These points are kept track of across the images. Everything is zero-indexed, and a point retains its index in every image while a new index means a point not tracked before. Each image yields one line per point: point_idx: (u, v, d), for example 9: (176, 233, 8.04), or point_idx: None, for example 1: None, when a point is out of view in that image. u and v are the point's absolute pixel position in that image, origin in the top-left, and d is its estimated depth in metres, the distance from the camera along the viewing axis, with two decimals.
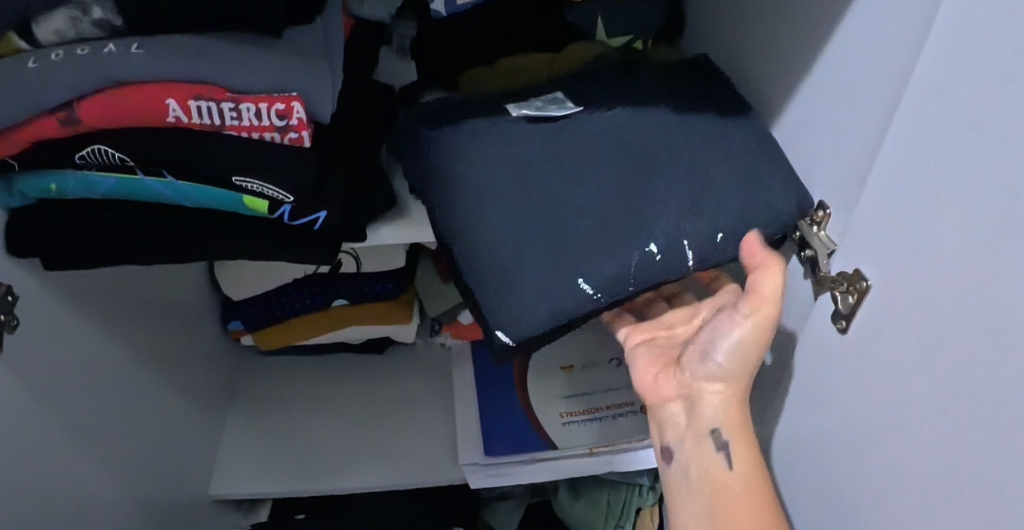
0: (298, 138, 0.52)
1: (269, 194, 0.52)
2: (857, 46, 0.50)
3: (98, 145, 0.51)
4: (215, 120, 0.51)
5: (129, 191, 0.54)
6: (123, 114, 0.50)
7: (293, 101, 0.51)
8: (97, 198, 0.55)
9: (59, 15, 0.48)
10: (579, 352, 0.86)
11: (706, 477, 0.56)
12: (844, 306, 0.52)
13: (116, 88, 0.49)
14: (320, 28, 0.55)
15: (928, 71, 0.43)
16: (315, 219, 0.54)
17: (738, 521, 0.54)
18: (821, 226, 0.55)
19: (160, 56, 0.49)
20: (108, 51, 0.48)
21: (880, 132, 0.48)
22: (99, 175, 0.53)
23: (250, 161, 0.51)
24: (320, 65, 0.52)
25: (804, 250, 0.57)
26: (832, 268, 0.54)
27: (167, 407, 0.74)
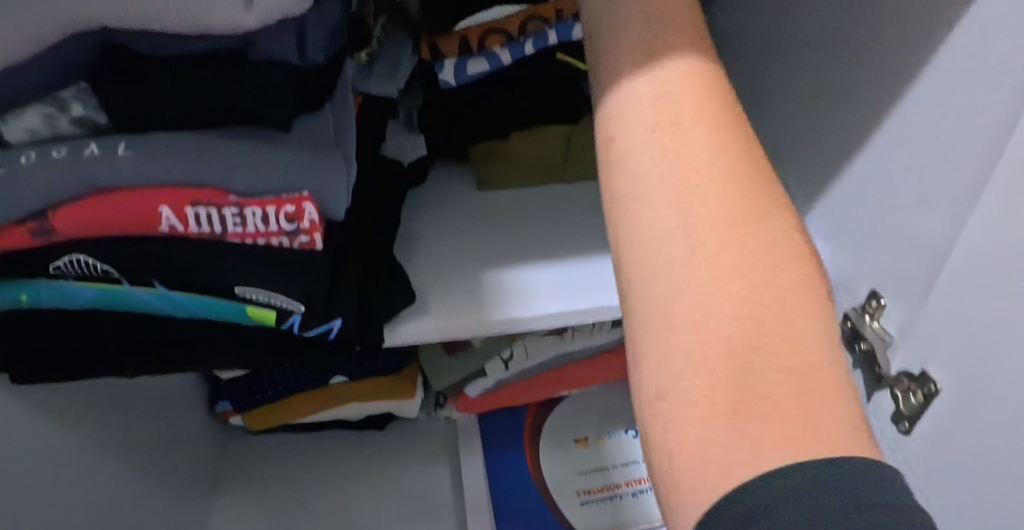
0: (309, 241, 0.47)
1: (276, 304, 0.47)
2: (924, 118, 0.46)
3: (78, 254, 0.45)
4: (216, 228, 0.45)
5: (111, 301, 0.47)
6: (108, 221, 0.44)
7: (305, 202, 0.46)
8: (74, 309, 0.48)
9: (32, 113, 0.43)
10: (594, 424, 0.84)
11: (681, 151, 0.33)
12: (907, 407, 0.50)
13: (97, 192, 0.44)
14: (330, 114, 0.49)
15: (969, 195, 0.43)
16: (330, 328, 0.49)
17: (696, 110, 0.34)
18: (875, 316, 0.53)
19: (151, 157, 0.43)
20: (89, 153, 0.43)
21: (949, 234, 0.45)
22: (77, 285, 0.47)
23: (257, 268, 0.46)
24: (333, 157, 0.47)
25: (856, 343, 0.54)
26: (893, 365, 0.52)
27: (139, 497, 0.67)
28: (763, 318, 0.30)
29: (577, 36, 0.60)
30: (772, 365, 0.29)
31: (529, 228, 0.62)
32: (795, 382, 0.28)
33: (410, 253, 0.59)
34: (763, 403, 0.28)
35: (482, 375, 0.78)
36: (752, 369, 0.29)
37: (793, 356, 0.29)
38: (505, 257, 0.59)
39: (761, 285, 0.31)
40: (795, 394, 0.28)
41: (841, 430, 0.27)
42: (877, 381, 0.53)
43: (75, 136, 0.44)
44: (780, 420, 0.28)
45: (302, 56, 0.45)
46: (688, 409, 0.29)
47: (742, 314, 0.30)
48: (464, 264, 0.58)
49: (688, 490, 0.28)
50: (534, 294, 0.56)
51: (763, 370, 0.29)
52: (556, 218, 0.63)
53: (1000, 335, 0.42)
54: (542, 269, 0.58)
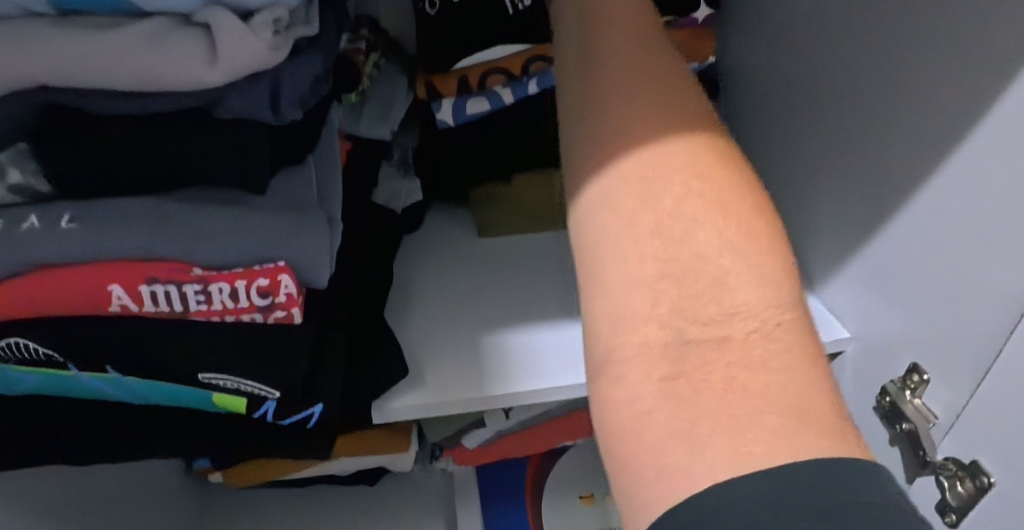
0: (286, 316, 0.42)
1: (246, 391, 0.42)
2: (979, 165, 0.40)
3: (15, 338, 0.40)
4: (176, 307, 0.40)
5: (57, 388, 0.42)
6: (49, 302, 0.39)
7: (281, 273, 0.40)
8: (14, 396, 0.43)
9: None
10: (600, 479, 0.78)
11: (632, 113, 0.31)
12: (953, 497, 0.43)
13: (34, 271, 0.39)
14: (312, 169, 0.44)
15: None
16: (310, 415, 0.44)
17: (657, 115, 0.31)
18: (915, 392, 0.47)
19: (97, 230, 0.38)
20: (27, 227, 0.38)
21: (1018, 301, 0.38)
22: (17, 371, 0.41)
23: (223, 351, 0.41)
24: (315, 220, 0.42)
25: (897, 422, 0.48)
26: (938, 449, 0.45)
27: None
28: (695, 272, 0.27)
29: None
30: (710, 325, 0.26)
31: (534, 285, 0.56)
32: (737, 350, 0.25)
33: (404, 314, 0.53)
34: (698, 371, 0.25)
35: (481, 426, 0.73)
36: (683, 328, 0.26)
37: (734, 317, 0.26)
38: (506, 317, 0.54)
39: (692, 237, 0.28)
40: (738, 363, 0.25)
41: (789, 414, 0.23)
42: (919, 466, 0.46)
43: (14, 204, 0.39)
44: (719, 398, 0.24)
45: (274, 115, 0.39)
46: (617, 381, 0.26)
47: (669, 265, 0.27)
48: (457, 331, 0.52)
49: (629, 483, 0.24)
50: (538, 362, 0.50)
51: (695, 324, 0.26)
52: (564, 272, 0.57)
53: None
54: (545, 331, 0.53)
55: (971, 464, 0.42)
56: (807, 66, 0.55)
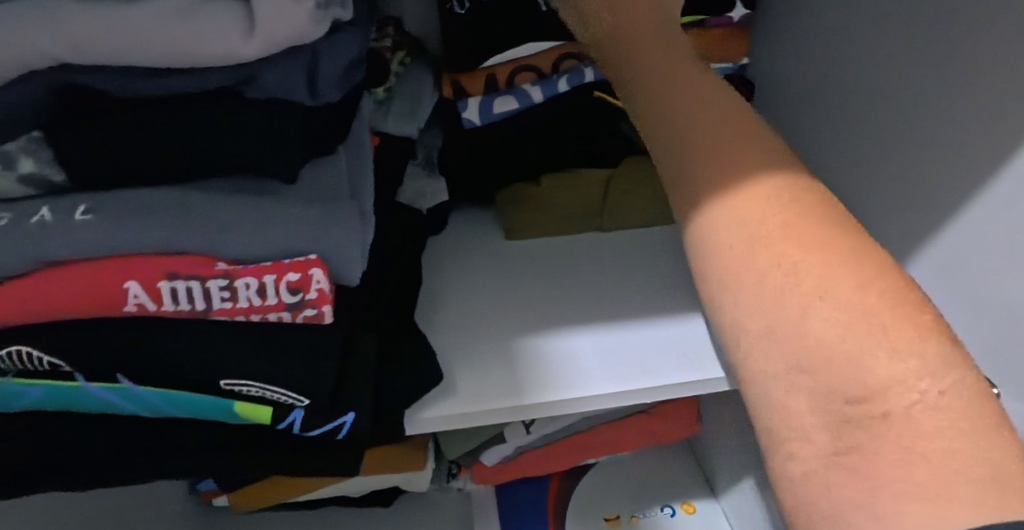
0: (316, 315, 0.38)
1: (272, 398, 0.38)
2: None
3: (19, 346, 0.36)
4: (198, 305, 0.36)
5: (63, 401, 0.39)
6: (57, 303, 0.36)
7: (312, 267, 0.37)
8: (17, 412, 0.39)
9: None
10: (625, 501, 0.75)
11: (754, 210, 0.34)
12: None
13: (45, 270, 0.36)
14: (343, 160, 0.41)
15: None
16: (341, 424, 0.39)
17: (782, 212, 0.33)
18: None
19: (113, 222, 0.35)
20: (38, 220, 0.35)
21: None
22: (20, 384, 0.38)
23: (247, 356, 0.37)
24: (348, 211, 0.39)
25: None
26: None
27: None
28: (827, 361, 0.30)
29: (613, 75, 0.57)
30: (861, 404, 0.29)
31: (569, 291, 0.53)
32: (902, 424, 0.28)
33: (433, 320, 0.50)
34: (869, 437, 0.29)
35: (501, 441, 0.69)
36: (840, 410, 0.30)
37: (887, 390, 0.29)
38: (541, 320, 0.51)
39: (808, 319, 0.31)
40: (909, 432, 0.28)
41: (954, 483, 0.27)
42: None
43: (25, 197, 0.37)
44: (897, 463, 0.28)
45: (312, 95, 0.38)
46: (789, 455, 0.31)
47: (803, 364, 0.31)
48: (493, 335, 0.49)
49: None
50: (582, 368, 0.47)
51: (853, 409, 0.29)
52: (601, 276, 0.55)
53: None
54: (586, 335, 0.50)
55: None
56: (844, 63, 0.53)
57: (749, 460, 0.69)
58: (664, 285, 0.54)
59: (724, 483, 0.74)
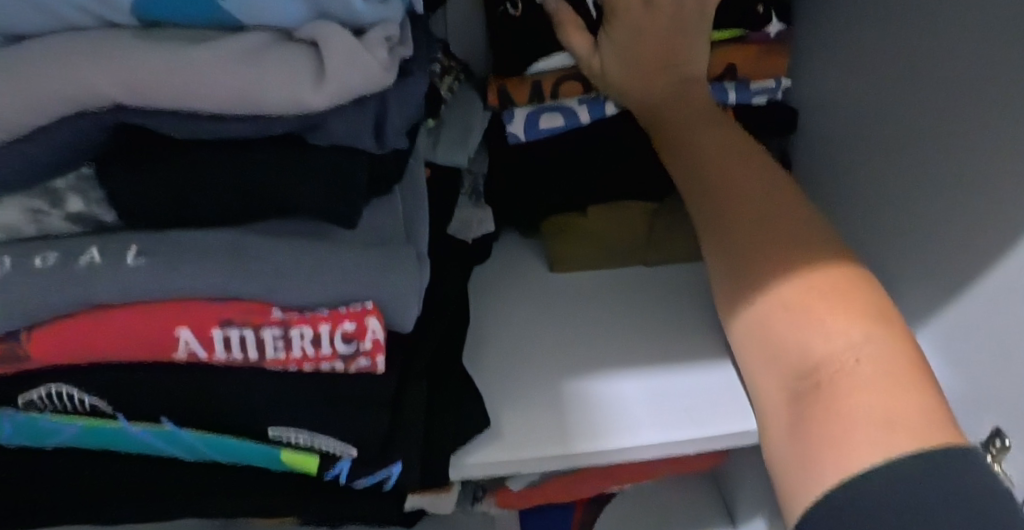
0: (369, 365, 0.36)
1: (320, 448, 0.36)
2: None
3: (60, 384, 0.36)
4: (250, 353, 0.35)
5: (99, 440, 0.38)
6: (104, 345, 0.35)
7: (369, 317, 0.35)
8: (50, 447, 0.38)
9: (9, 207, 0.35)
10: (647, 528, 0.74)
11: (802, 287, 0.41)
12: None
13: (91, 311, 0.35)
14: (397, 199, 0.40)
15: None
16: (388, 476, 0.37)
17: (798, 257, 0.42)
18: (998, 458, 0.44)
19: (168, 266, 0.34)
20: (88, 262, 0.34)
21: None
22: (56, 421, 0.37)
23: (297, 404, 0.36)
24: (406, 255, 0.38)
25: None
26: None
27: None
28: (797, 352, 0.40)
29: None
30: (806, 379, 0.39)
31: (612, 327, 0.52)
32: (831, 395, 0.37)
33: (476, 357, 0.49)
34: (812, 402, 0.38)
35: None
36: (796, 389, 0.40)
37: (835, 379, 0.37)
38: (588, 365, 0.49)
39: (855, 348, 0.38)
40: (840, 392, 0.37)
41: (893, 428, 0.34)
42: None
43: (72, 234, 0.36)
44: (840, 421, 0.36)
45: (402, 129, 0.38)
46: (767, 416, 0.42)
47: (795, 369, 0.40)
48: (542, 374, 0.47)
49: (787, 497, 0.38)
50: (632, 418, 0.46)
51: (802, 383, 0.40)
52: (642, 311, 0.54)
53: None
54: (635, 379, 0.48)
55: None
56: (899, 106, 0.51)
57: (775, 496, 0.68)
58: (705, 327, 0.53)
59: (745, 516, 0.73)
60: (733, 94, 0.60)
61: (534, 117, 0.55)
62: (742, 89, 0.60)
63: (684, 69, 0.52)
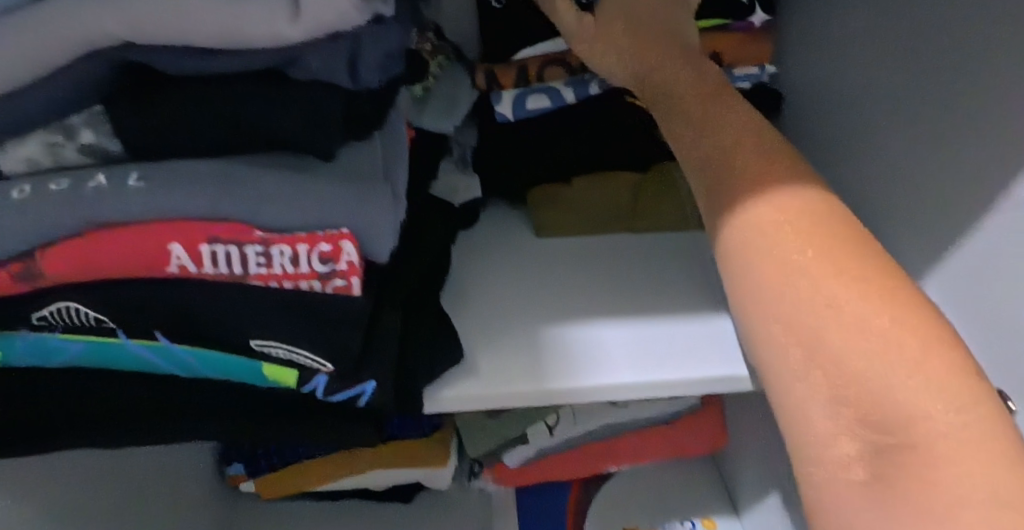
0: (344, 286, 0.39)
1: (298, 361, 0.38)
2: None
3: (68, 302, 0.39)
4: (234, 268, 0.38)
5: (103, 357, 0.41)
6: (104, 262, 0.38)
7: (343, 240, 0.38)
8: (61, 366, 0.42)
9: (33, 141, 0.40)
10: (644, 510, 0.74)
11: (798, 231, 0.37)
12: None
13: (96, 232, 0.38)
14: (378, 145, 0.44)
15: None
16: (360, 393, 0.39)
17: (826, 245, 0.36)
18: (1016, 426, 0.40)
19: (166, 188, 0.38)
20: (94, 186, 0.38)
21: None
22: (64, 338, 0.41)
23: (276, 319, 0.38)
24: (381, 190, 0.41)
25: None
26: None
27: None
28: (847, 374, 0.33)
29: None
30: (858, 408, 0.33)
31: (594, 284, 0.53)
32: (908, 447, 0.31)
33: (460, 305, 0.50)
34: (882, 445, 0.32)
35: (524, 441, 0.70)
36: (844, 415, 0.33)
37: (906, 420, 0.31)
38: (573, 315, 0.49)
39: (893, 374, 0.32)
40: (912, 436, 0.31)
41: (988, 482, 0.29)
42: None
43: (84, 165, 0.41)
44: (924, 478, 0.30)
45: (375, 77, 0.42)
46: (818, 461, 0.34)
47: (837, 383, 0.34)
48: (522, 321, 0.48)
49: None
50: (610, 357, 0.46)
51: (853, 412, 0.33)
52: (629, 271, 0.55)
53: None
54: (615, 326, 0.49)
55: None
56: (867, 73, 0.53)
57: (772, 474, 0.68)
58: (689, 282, 0.54)
59: (745, 498, 0.73)
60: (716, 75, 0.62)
61: (521, 98, 0.59)
62: (724, 71, 0.61)
63: (677, 38, 0.49)
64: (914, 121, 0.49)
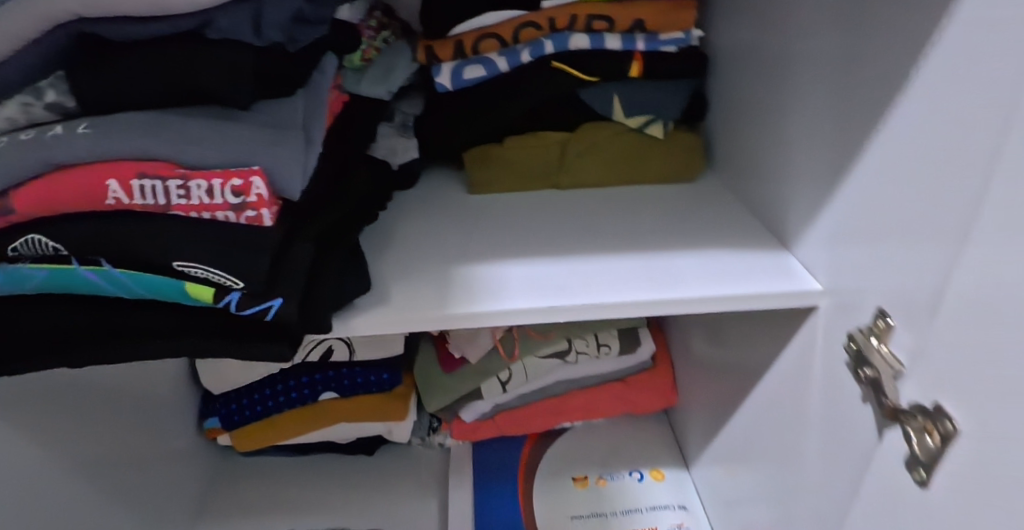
0: (256, 217, 0.44)
1: (215, 280, 0.44)
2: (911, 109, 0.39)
3: (33, 234, 0.44)
4: (159, 200, 0.44)
5: (62, 285, 0.45)
6: (60, 201, 0.44)
7: (253, 176, 0.44)
8: (30, 296, 0.46)
9: (12, 103, 0.45)
10: (595, 464, 0.77)
11: None
12: (921, 450, 0.37)
13: (55, 172, 0.44)
14: (301, 101, 0.49)
15: (1000, 171, 0.32)
16: (268, 308, 0.44)
17: None
18: (883, 339, 0.41)
19: (109, 133, 0.43)
20: (52, 134, 0.43)
21: (925, 220, 0.38)
22: (31, 267, 0.45)
23: (196, 243, 0.44)
24: (293, 137, 0.46)
25: (861, 370, 0.43)
26: (902, 397, 0.39)
27: (106, 502, 0.63)
28: None
29: (573, 47, 0.62)
30: None
31: (512, 232, 0.58)
32: None
33: (383, 249, 0.56)
34: None
35: (478, 397, 0.76)
36: None
37: None
38: (479, 258, 0.54)
39: None
40: None
41: None
42: (888, 416, 0.40)
43: (52, 122, 0.46)
44: None
45: (290, 43, 0.48)
46: None
47: None
48: (436, 261, 0.54)
49: None
50: (507, 288, 0.51)
51: None
52: (546, 223, 0.60)
53: (990, 323, 0.32)
54: (519, 266, 0.53)
55: (934, 409, 0.36)
56: (767, 33, 0.57)
57: (712, 424, 0.71)
58: (601, 231, 0.58)
59: (694, 452, 0.76)
60: (642, 42, 0.62)
61: (457, 67, 0.63)
62: (650, 38, 0.63)
63: None
64: (801, 77, 0.52)
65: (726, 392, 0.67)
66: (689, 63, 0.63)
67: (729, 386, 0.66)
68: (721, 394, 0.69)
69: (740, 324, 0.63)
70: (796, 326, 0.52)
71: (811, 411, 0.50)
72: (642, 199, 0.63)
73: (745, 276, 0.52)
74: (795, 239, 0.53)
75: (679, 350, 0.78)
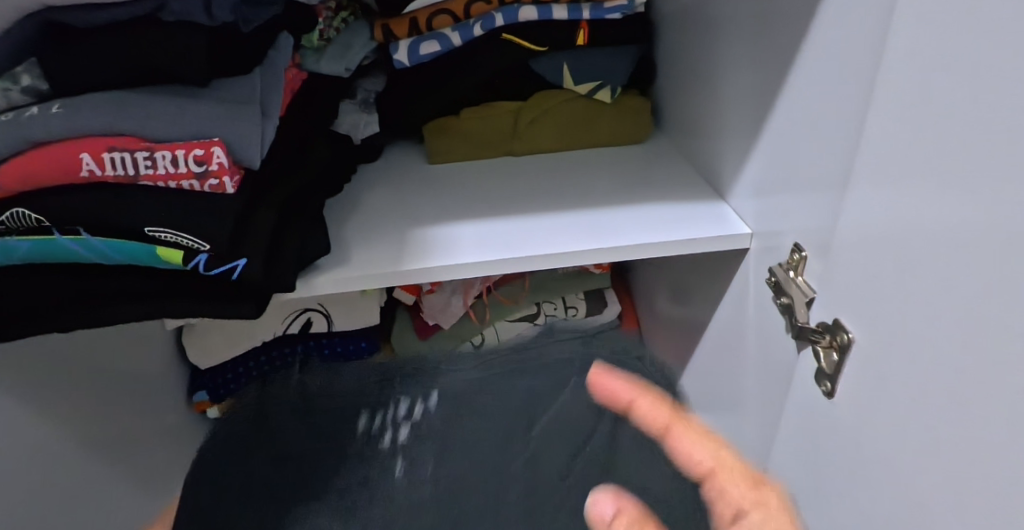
0: (218, 185, 0.48)
1: (183, 243, 0.47)
2: (822, 57, 0.42)
3: (19, 208, 0.47)
4: (129, 170, 0.47)
5: (45, 253, 0.48)
6: (43, 175, 0.47)
7: (214, 146, 0.47)
8: (14, 265, 0.49)
9: None
10: None
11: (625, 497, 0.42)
12: (827, 364, 0.42)
13: (33, 150, 0.47)
14: (258, 77, 0.52)
15: (901, 110, 0.35)
16: (234, 268, 0.48)
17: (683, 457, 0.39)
18: (799, 270, 0.45)
19: (79, 110, 0.46)
20: (29, 114, 0.46)
21: (839, 160, 0.40)
22: (14, 238, 0.48)
23: (164, 209, 0.47)
24: (250, 110, 0.50)
25: (780, 298, 0.47)
26: (812, 319, 0.44)
27: (106, 473, 0.66)
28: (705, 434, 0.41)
29: (522, 19, 0.64)
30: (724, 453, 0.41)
31: (470, 195, 0.62)
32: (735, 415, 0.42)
33: (345, 215, 0.60)
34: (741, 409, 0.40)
35: None
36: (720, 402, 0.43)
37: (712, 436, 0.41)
38: (435, 220, 0.58)
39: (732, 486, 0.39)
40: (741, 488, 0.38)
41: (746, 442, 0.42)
42: (799, 338, 0.45)
43: (29, 104, 0.48)
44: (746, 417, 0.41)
45: (244, 23, 0.51)
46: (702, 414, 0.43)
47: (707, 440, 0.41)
48: (394, 224, 0.58)
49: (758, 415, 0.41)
50: (460, 244, 0.55)
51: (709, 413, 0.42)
52: (502, 186, 0.63)
53: (899, 248, 0.35)
54: (472, 225, 0.57)
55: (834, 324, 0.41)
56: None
57: None
58: (555, 191, 0.62)
59: None
60: (587, 11, 0.64)
61: (414, 44, 0.65)
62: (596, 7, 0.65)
63: None
64: (727, 38, 0.55)
65: (683, 344, 0.71)
66: (632, 30, 0.67)
67: (685, 337, 0.70)
68: (679, 346, 0.73)
69: (687, 274, 0.67)
70: (733, 272, 0.56)
71: (747, 349, 0.54)
72: (593, 161, 0.67)
73: (681, 225, 0.55)
74: (728, 190, 0.57)
75: (645, 310, 0.82)
